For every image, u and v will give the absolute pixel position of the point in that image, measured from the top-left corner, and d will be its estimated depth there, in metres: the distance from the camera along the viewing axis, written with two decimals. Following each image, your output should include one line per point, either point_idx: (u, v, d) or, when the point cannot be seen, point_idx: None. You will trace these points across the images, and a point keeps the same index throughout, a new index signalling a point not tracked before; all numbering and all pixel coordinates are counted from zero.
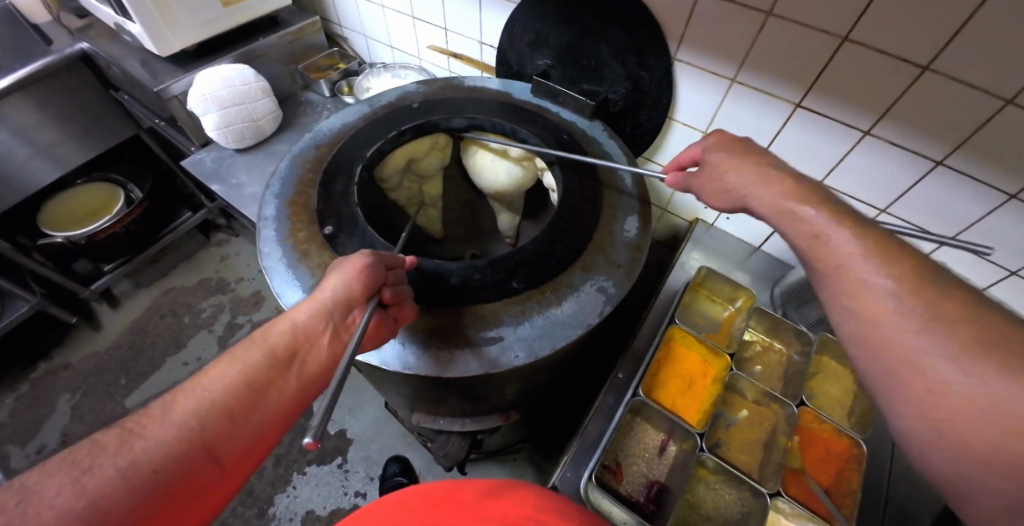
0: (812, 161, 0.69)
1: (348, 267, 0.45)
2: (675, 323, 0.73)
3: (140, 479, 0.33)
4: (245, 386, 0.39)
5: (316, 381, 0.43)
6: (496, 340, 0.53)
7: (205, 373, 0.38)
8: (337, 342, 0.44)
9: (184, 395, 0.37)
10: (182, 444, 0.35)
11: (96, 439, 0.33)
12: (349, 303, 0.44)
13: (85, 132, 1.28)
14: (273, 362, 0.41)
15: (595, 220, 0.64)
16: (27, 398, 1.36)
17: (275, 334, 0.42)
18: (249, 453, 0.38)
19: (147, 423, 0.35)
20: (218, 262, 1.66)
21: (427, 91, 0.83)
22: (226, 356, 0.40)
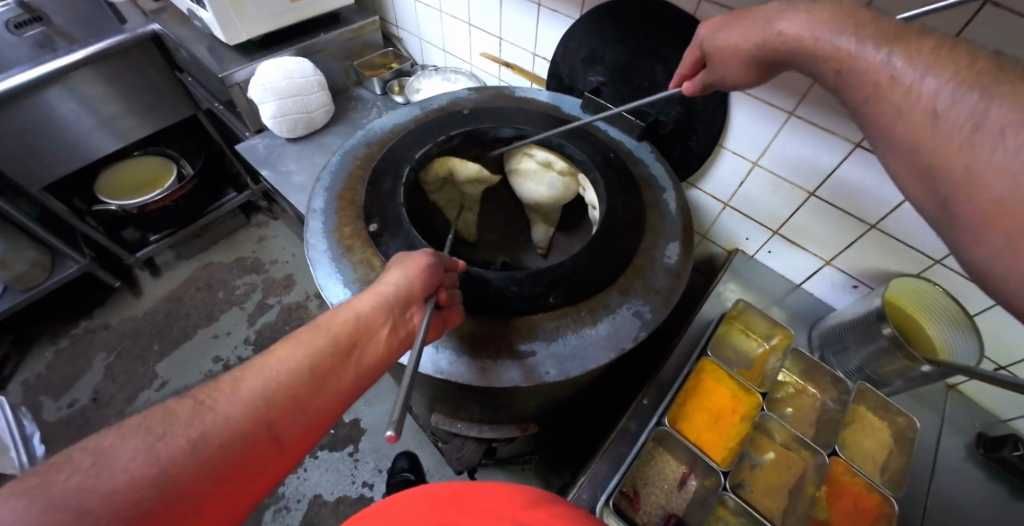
0: (866, 204, 0.66)
1: (411, 267, 0.48)
2: (707, 355, 0.71)
3: (208, 453, 0.34)
4: (309, 371, 0.40)
5: (371, 374, 0.44)
6: (530, 353, 0.53)
7: (272, 353, 0.40)
8: (394, 336, 0.45)
9: (251, 373, 0.38)
10: (248, 420, 0.36)
11: (169, 407, 0.35)
12: (410, 300, 0.47)
13: (148, 108, 1.35)
14: (336, 350, 0.42)
15: (637, 244, 0.63)
16: (66, 353, 1.43)
17: (339, 322, 0.43)
18: (305, 436, 0.39)
19: (217, 397, 0.36)
20: (255, 243, 1.72)
21: (479, 98, 0.84)
22: (291, 337, 0.42)
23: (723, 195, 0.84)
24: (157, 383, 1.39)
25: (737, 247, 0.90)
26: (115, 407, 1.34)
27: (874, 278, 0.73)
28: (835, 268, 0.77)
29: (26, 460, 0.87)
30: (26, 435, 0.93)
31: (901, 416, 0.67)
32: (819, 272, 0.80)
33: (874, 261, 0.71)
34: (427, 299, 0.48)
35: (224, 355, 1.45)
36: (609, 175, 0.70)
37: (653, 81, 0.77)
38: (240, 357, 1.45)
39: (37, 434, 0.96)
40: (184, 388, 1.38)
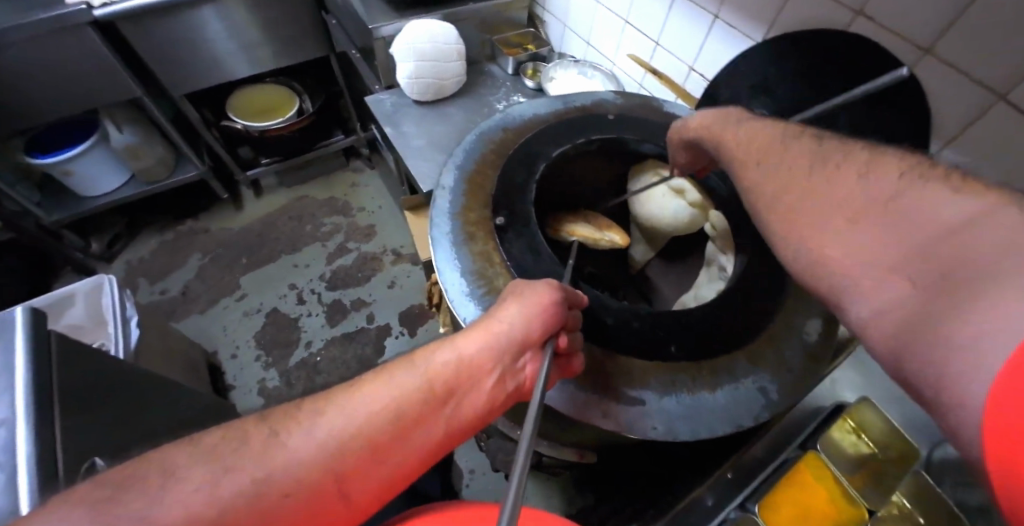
0: None
1: (532, 299, 0.45)
2: (814, 447, 0.64)
3: (269, 503, 0.31)
4: (396, 417, 0.36)
5: (465, 427, 0.40)
6: (638, 402, 0.49)
7: (359, 390, 0.38)
8: (500, 386, 0.42)
9: (334, 410, 0.36)
10: (320, 466, 0.33)
11: (246, 436, 0.34)
12: (524, 340, 0.43)
13: (286, 42, 1.39)
14: (430, 396, 0.38)
15: (773, 310, 0.56)
16: (168, 245, 1.58)
17: (436, 365, 0.40)
18: (381, 493, 0.35)
19: (289, 433, 0.34)
20: (349, 187, 1.79)
21: (624, 105, 0.79)
22: (383, 375, 0.39)
23: None
24: (238, 293, 1.50)
25: None
26: (198, 306, 1.47)
27: None
28: None
29: (122, 348, 0.96)
30: (126, 317, 1.01)
31: None
32: None
33: None
34: (544, 342, 0.45)
35: (299, 285, 1.54)
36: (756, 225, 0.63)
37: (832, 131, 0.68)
38: (313, 290, 1.53)
39: (136, 317, 1.04)
40: (259, 305, 1.48)
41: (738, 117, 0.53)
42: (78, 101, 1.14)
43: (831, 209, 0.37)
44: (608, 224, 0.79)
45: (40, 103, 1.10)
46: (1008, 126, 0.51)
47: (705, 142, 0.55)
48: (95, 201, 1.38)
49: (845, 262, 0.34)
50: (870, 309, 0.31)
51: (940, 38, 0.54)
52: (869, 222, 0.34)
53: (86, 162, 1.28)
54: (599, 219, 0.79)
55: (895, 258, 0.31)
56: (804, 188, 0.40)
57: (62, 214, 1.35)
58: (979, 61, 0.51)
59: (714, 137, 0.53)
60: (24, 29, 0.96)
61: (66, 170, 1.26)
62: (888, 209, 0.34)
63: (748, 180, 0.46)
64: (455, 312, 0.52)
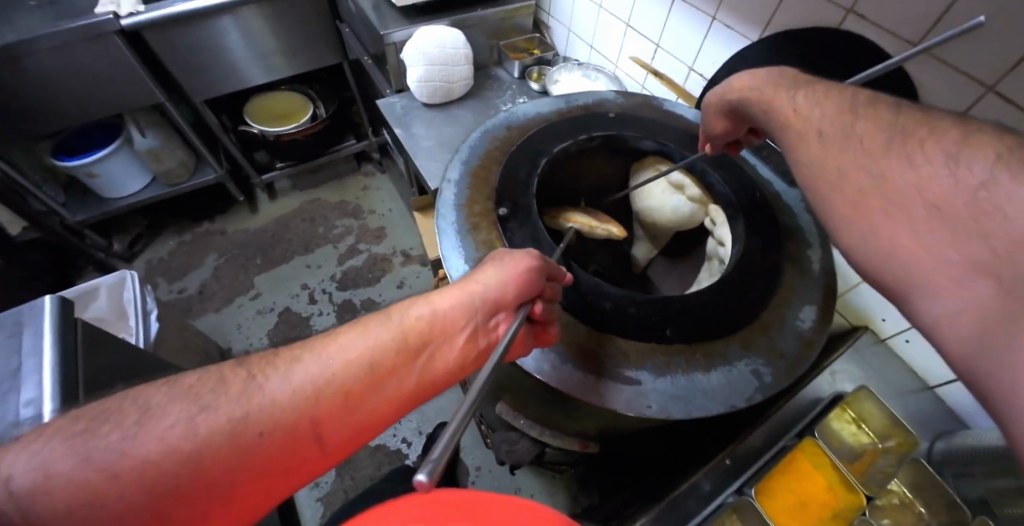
0: None
1: (510, 266, 0.48)
2: (811, 434, 0.64)
3: (248, 439, 0.37)
4: (369, 365, 0.41)
5: (436, 378, 0.44)
6: (633, 382, 0.50)
7: (337, 341, 0.42)
8: (472, 342, 0.46)
9: (312, 359, 0.41)
10: (295, 408, 0.38)
11: (225, 377, 0.40)
12: (498, 303, 0.47)
13: (299, 51, 1.45)
14: (403, 348, 0.43)
15: (767, 299, 0.58)
16: (186, 246, 1.64)
17: (409, 321, 0.45)
18: (353, 433, 0.40)
19: (266, 379, 0.39)
20: (360, 191, 1.84)
21: (625, 104, 0.81)
22: (359, 328, 0.44)
23: None
24: (252, 292, 1.55)
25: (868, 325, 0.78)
26: (214, 303, 1.52)
27: None
28: None
29: (141, 338, 1.00)
30: (146, 309, 1.05)
31: None
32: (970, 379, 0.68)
33: None
34: (517, 307, 0.48)
35: (311, 285, 1.58)
36: (752, 219, 0.65)
37: None
38: (324, 290, 1.57)
39: (156, 311, 1.08)
40: (272, 304, 1.53)
41: (801, 83, 0.48)
42: (104, 105, 1.21)
43: (906, 200, 0.33)
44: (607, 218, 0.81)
45: (69, 107, 1.17)
46: (996, 116, 0.53)
47: (749, 104, 0.53)
48: (118, 203, 1.44)
49: (917, 257, 0.30)
50: (952, 308, 0.27)
51: (926, 34, 0.55)
52: (952, 216, 0.29)
53: (110, 164, 1.34)
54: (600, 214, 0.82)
55: (982, 254, 0.27)
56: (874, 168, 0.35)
57: (87, 214, 1.41)
58: (967, 54, 0.53)
59: (760, 99, 0.51)
60: (57, 37, 1.02)
61: (91, 172, 1.32)
62: (976, 202, 0.28)
63: (807, 153, 0.42)
64: None
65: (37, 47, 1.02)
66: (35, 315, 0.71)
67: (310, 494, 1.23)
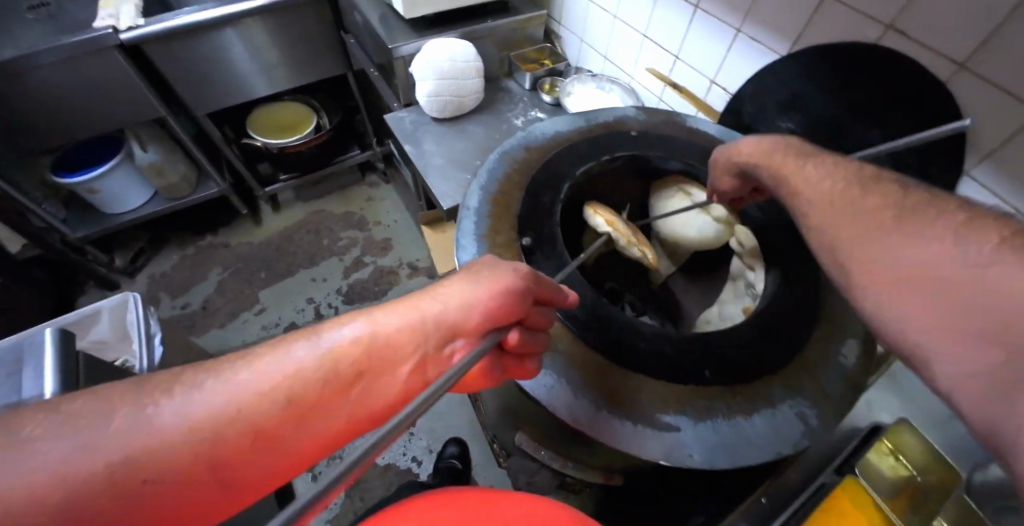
0: None
1: (483, 286, 0.41)
2: (852, 472, 0.61)
3: (127, 488, 0.28)
4: (285, 399, 0.33)
5: (374, 414, 0.36)
6: (673, 429, 0.47)
7: (251, 363, 0.33)
8: (422, 373, 0.37)
9: (217, 387, 0.32)
10: (192, 450, 0.30)
11: (115, 400, 0.30)
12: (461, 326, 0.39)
13: (303, 61, 1.41)
14: (331, 378, 0.34)
15: (807, 334, 0.55)
16: (189, 260, 1.61)
17: (343, 343, 0.36)
18: (264, 477, 0.33)
19: (160, 409, 0.30)
20: (365, 201, 1.81)
21: (647, 121, 0.78)
22: (280, 347, 0.35)
23: None
24: (256, 308, 1.52)
25: None
26: (217, 320, 1.48)
27: None
28: None
29: (145, 365, 0.95)
30: (149, 335, 0.99)
31: None
32: None
33: None
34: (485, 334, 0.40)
35: (316, 299, 1.55)
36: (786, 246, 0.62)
37: (862, 147, 0.66)
38: (330, 304, 1.54)
39: (161, 334, 1.03)
40: (277, 319, 1.50)
41: (794, 146, 0.52)
42: (104, 120, 1.17)
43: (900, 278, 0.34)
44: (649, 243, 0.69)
45: (67, 122, 1.13)
46: None
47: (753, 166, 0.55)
48: (119, 218, 1.40)
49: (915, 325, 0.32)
50: (959, 370, 0.29)
51: (974, 54, 0.52)
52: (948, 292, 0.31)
53: (111, 182, 1.30)
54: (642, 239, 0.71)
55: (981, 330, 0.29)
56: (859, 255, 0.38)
57: (88, 230, 1.37)
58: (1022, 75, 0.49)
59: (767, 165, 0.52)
60: (56, 53, 0.99)
61: (92, 189, 1.28)
62: (957, 275, 0.31)
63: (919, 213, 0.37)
64: None
65: (35, 63, 0.99)
66: (32, 349, 0.67)
67: (320, 516, 1.20)
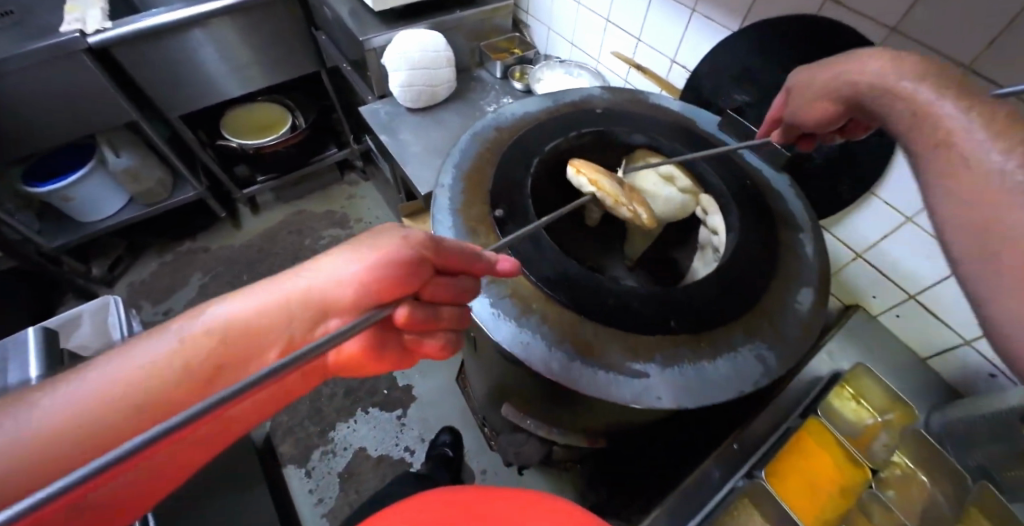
0: None
1: (361, 262, 0.39)
2: (815, 414, 0.65)
3: None
4: (129, 405, 0.31)
5: None
6: (642, 375, 0.51)
7: (85, 373, 0.31)
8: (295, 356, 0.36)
9: (41, 405, 0.29)
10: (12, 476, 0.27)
11: None
12: (338, 303, 0.38)
13: (276, 61, 1.42)
14: (186, 375, 0.33)
15: (765, 284, 0.59)
16: (169, 266, 1.59)
17: (194, 338, 0.34)
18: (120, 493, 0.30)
19: None
20: (345, 200, 1.82)
21: (612, 99, 0.82)
22: (121, 352, 0.33)
23: (860, 246, 0.75)
24: None
25: (859, 304, 0.80)
26: None
27: None
28: (975, 352, 0.67)
29: None
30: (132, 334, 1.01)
31: None
32: (958, 352, 0.69)
33: None
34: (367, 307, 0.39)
35: None
36: (744, 206, 0.66)
37: None
38: None
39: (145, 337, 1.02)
40: None
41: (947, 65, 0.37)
42: (77, 127, 1.16)
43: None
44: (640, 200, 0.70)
45: (37, 129, 1.11)
46: None
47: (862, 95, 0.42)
48: (95, 226, 1.39)
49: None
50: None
51: (901, 18, 0.57)
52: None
53: (86, 188, 1.29)
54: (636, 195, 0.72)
55: None
56: (984, 196, 0.29)
57: (64, 239, 1.35)
58: (944, 33, 0.54)
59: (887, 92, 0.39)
60: (24, 59, 0.98)
61: (65, 197, 1.27)
62: None
63: None
64: None
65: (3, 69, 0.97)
66: (17, 349, 0.68)
67: (316, 510, 1.21)
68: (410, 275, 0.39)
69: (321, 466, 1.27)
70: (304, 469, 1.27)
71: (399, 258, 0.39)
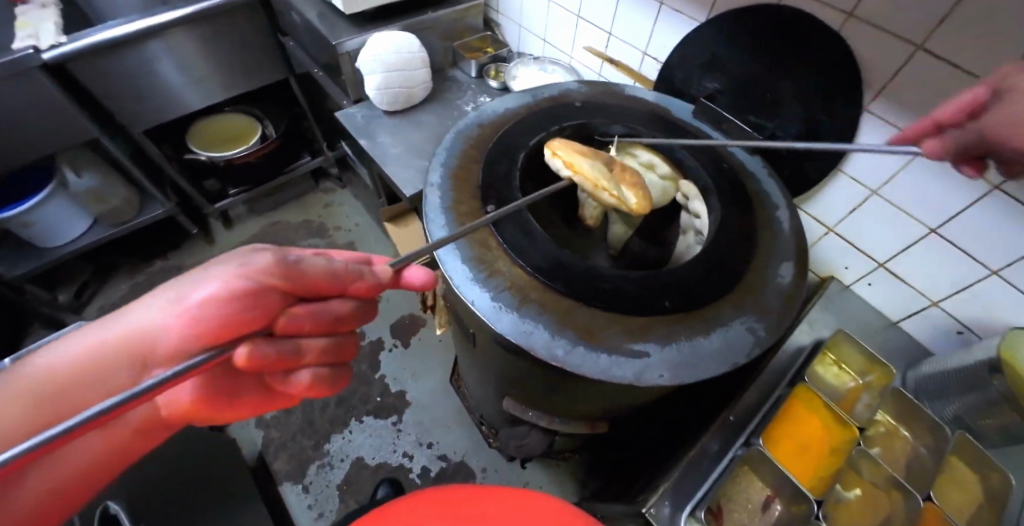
0: (986, 248, 0.62)
1: (180, 306, 0.43)
2: (803, 381, 0.68)
3: None
4: None
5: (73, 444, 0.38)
6: (642, 355, 0.53)
7: None
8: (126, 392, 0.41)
9: None
10: None
11: None
12: (157, 349, 0.43)
13: (242, 70, 1.38)
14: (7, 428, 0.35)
15: (749, 260, 0.62)
16: (141, 288, 1.53)
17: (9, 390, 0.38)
18: None
19: None
20: (322, 208, 1.79)
21: (589, 92, 0.83)
22: None
23: (830, 220, 0.79)
24: None
25: (831, 275, 0.84)
26: None
27: (982, 328, 0.68)
28: (941, 310, 0.72)
29: None
30: None
31: (996, 473, 0.62)
32: (924, 313, 0.75)
33: (990, 310, 0.66)
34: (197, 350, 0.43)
35: None
36: (724, 188, 0.69)
37: (777, 96, 0.74)
38: None
39: None
40: None
41: None
42: (33, 149, 1.09)
43: None
44: (627, 186, 0.66)
45: None
46: (922, 73, 0.59)
47: None
48: (58, 251, 1.31)
49: None
50: None
51: (858, 3, 0.60)
52: None
53: (45, 213, 1.21)
54: (626, 177, 0.67)
55: None
56: None
57: (26, 267, 1.28)
58: (898, 16, 0.58)
59: None
60: None
61: (25, 222, 1.20)
62: None
63: None
64: (461, 295, 0.54)
65: None
66: None
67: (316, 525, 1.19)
68: (256, 307, 0.42)
69: (318, 480, 1.25)
70: (301, 484, 1.24)
71: (240, 290, 0.42)
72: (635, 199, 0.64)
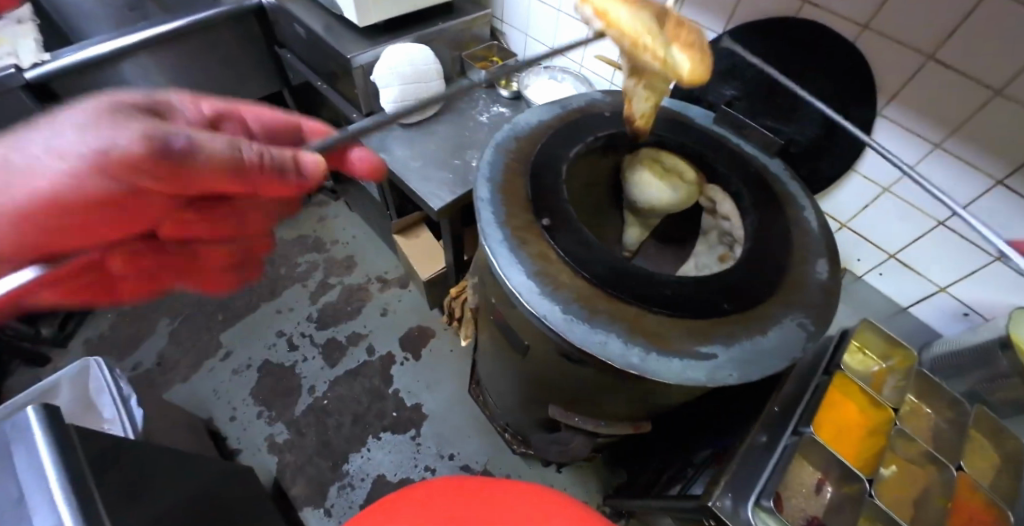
0: (990, 238, 0.68)
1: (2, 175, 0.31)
2: (838, 369, 0.73)
3: None
4: None
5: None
6: (710, 356, 0.55)
7: None
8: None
9: None
10: None
11: None
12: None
13: (234, 83, 1.33)
14: None
15: (789, 259, 0.66)
16: (130, 315, 1.45)
17: None
18: None
19: None
20: (316, 222, 1.74)
21: (614, 102, 0.85)
22: None
23: (843, 216, 0.85)
24: (221, 353, 1.41)
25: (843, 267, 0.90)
26: (180, 373, 1.36)
27: (989, 309, 0.74)
28: (949, 295, 0.78)
29: (130, 429, 0.85)
30: (124, 396, 0.90)
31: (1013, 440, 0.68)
32: (932, 299, 0.81)
33: (996, 292, 0.72)
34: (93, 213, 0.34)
35: (287, 330, 1.47)
36: (755, 191, 0.73)
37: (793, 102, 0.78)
38: (303, 333, 1.47)
39: (135, 397, 0.93)
40: (248, 360, 1.40)
41: None
42: None
43: None
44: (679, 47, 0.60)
45: None
46: (934, 80, 0.64)
47: None
48: None
49: None
50: None
51: (873, 17, 0.65)
52: None
53: None
54: (682, 35, 0.61)
55: None
56: None
57: None
58: (910, 28, 0.63)
59: None
60: None
61: None
62: None
63: None
64: (533, 310, 0.55)
65: None
66: (16, 433, 0.46)
67: None
68: (128, 211, 0.36)
69: (340, 503, 1.20)
70: (323, 508, 1.19)
71: (101, 198, 0.33)
72: (682, 61, 0.59)
